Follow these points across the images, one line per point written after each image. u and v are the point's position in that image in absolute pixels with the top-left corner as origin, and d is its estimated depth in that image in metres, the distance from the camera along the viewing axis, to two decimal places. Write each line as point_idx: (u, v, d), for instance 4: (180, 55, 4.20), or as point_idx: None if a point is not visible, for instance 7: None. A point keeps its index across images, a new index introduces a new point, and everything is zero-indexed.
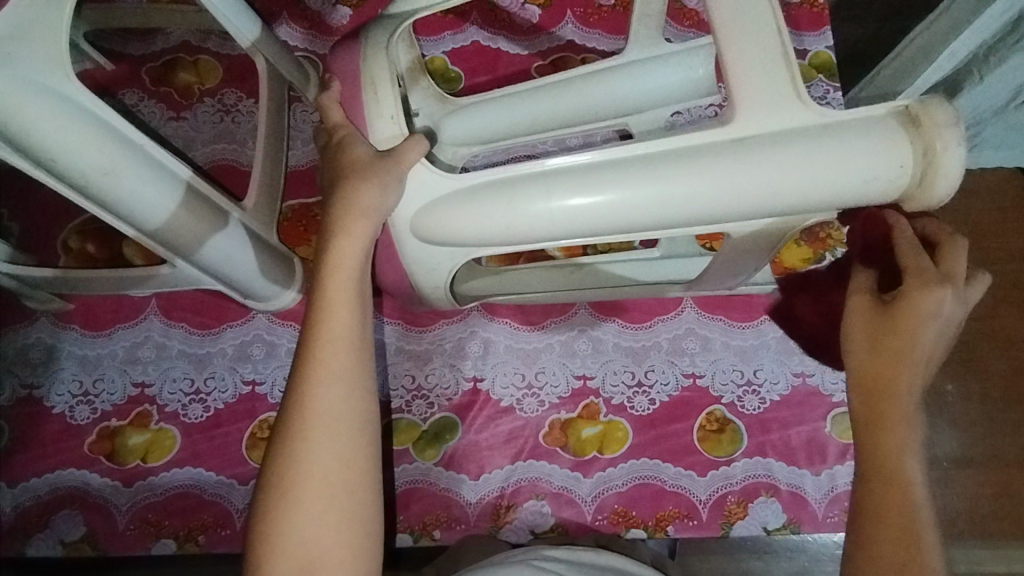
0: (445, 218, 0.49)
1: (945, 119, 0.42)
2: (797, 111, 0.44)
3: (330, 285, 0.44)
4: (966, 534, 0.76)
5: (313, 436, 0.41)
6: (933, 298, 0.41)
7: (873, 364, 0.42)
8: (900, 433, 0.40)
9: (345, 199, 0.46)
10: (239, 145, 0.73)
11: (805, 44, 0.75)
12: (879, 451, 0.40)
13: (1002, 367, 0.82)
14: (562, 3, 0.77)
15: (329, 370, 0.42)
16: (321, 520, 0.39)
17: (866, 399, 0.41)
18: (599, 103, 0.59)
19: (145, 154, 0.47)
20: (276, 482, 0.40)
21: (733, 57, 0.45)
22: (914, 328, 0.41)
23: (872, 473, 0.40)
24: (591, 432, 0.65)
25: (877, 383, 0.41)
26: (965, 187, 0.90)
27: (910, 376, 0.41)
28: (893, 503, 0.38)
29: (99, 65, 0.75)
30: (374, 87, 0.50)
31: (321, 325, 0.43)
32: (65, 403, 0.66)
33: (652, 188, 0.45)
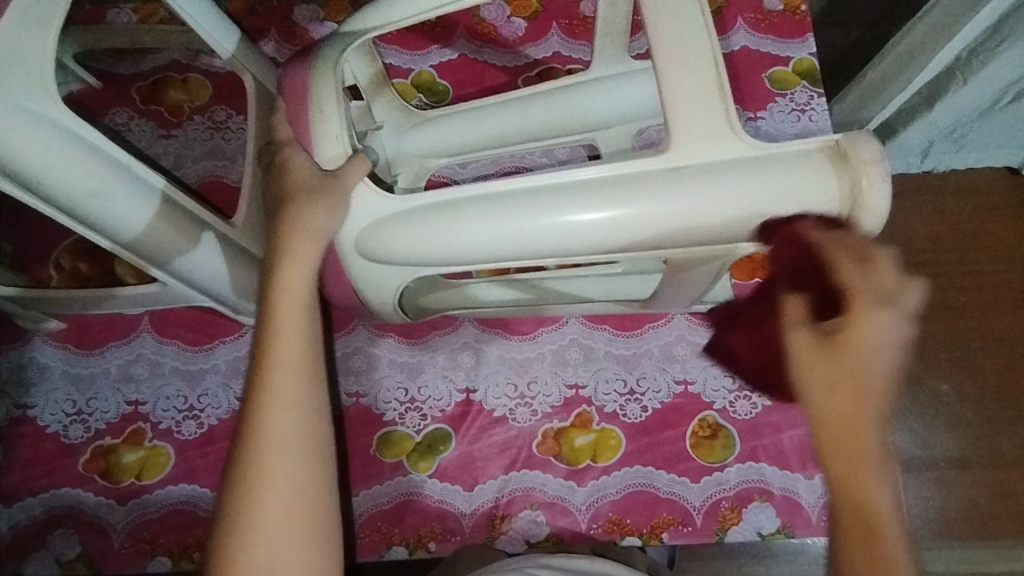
0: (386, 240, 0.50)
1: (870, 156, 0.44)
2: (730, 141, 0.45)
3: (280, 314, 0.45)
4: (963, 533, 0.77)
5: (265, 466, 0.40)
6: (872, 320, 0.34)
7: (836, 408, 0.34)
8: (868, 477, 0.32)
9: (292, 220, 0.47)
10: (230, 162, 0.74)
11: (788, 51, 0.76)
12: (849, 501, 0.33)
13: (994, 367, 0.83)
14: (547, 15, 0.78)
15: (278, 399, 0.42)
16: (274, 550, 0.39)
17: (833, 449, 0.33)
18: (565, 117, 0.63)
19: (132, 176, 0.48)
20: (231, 516, 0.40)
21: (674, 85, 0.46)
22: (867, 356, 0.34)
23: (844, 521, 0.33)
24: (584, 440, 0.65)
25: (841, 426, 0.33)
26: (955, 187, 0.91)
27: (875, 411, 0.33)
28: (874, 564, 0.31)
29: (90, 86, 0.76)
30: (320, 106, 0.51)
31: (271, 354, 0.43)
32: (58, 423, 0.67)
33: (614, 215, 0.46)
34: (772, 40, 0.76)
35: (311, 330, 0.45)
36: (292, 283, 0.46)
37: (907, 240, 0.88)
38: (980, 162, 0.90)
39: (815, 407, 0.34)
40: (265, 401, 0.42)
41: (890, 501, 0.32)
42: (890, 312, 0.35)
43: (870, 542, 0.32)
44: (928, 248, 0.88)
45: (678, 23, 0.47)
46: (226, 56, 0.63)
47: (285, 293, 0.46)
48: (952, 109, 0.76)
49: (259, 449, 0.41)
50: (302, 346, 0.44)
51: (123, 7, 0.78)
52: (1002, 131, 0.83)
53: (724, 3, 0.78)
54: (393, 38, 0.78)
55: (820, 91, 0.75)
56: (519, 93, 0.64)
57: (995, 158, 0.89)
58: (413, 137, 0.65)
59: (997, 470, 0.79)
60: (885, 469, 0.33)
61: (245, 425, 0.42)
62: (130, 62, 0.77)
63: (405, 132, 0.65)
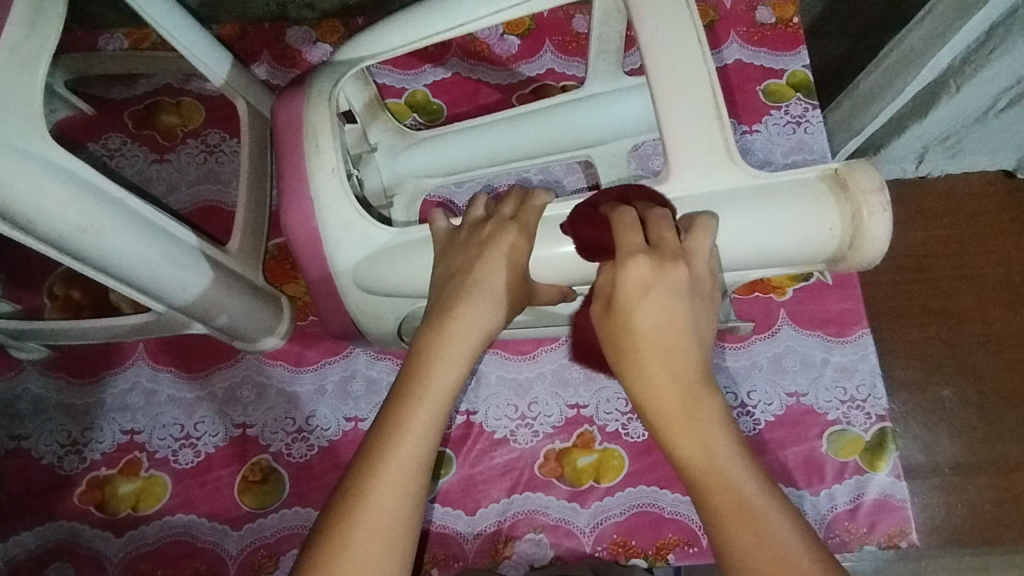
0: (383, 271, 0.51)
1: (872, 184, 0.45)
2: (728, 171, 0.46)
3: (464, 316, 0.45)
4: (972, 542, 0.76)
5: (395, 458, 0.41)
6: (630, 273, 0.39)
7: (657, 391, 0.38)
8: (704, 434, 0.37)
9: (517, 242, 0.47)
10: (224, 185, 0.73)
11: (781, 63, 0.76)
12: (698, 474, 0.36)
13: (997, 374, 0.82)
14: (539, 32, 0.78)
15: (433, 398, 0.43)
16: (381, 542, 0.40)
17: (673, 432, 0.37)
18: (561, 136, 0.62)
19: (123, 207, 0.47)
20: (355, 491, 0.41)
21: (668, 109, 0.46)
22: (664, 307, 0.38)
23: (695, 483, 0.36)
24: (586, 461, 0.65)
25: (670, 399, 0.37)
26: (951, 193, 0.90)
27: (695, 373, 0.38)
28: (728, 521, 0.35)
29: (82, 111, 0.75)
30: (316, 139, 0.52)
31: (436, 348, 0.44)
32: (53, 454, 0.66)
33: (613, 244, 0.47)
34: (766, 53, 0.76)
35: (482, 340, 0.45)
36: (494, 286, 0.46)
37: (906, 247, 0.88)
38: (975, 167, 0.89)
39: (635, 385, 0.38)
40: (421, 394, 0.43)
41: (734, 454, 0.36)
42: (679, 271, 0.39)
43: (728, 502, 0.35)
44: (928, 254, 0.87)
45: (673, 47, 0.47)
46: (218, 82, 0.63)
47: (491, 295, 0.46)
48: (946, 117, 0.76)
49: (400, 438, 0.42)
50: (465, 356, 0.45)
51: (115, 32, 0.78)
52: (996, 137, 0.83)
53: (716, 16, 0.78)
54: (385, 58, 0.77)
55: (815, 103, 0.74)
56: (511, 112, 0.64)
57: (990, 163, 0.89)
58: (407, 158, 0.65)
59: (1003, 478, 0.78)
60: (719, 429, 0.37)
61: (396, 408, 0.43)
62: (122, 87, 0.77)
63: (398, 154, 0.65)
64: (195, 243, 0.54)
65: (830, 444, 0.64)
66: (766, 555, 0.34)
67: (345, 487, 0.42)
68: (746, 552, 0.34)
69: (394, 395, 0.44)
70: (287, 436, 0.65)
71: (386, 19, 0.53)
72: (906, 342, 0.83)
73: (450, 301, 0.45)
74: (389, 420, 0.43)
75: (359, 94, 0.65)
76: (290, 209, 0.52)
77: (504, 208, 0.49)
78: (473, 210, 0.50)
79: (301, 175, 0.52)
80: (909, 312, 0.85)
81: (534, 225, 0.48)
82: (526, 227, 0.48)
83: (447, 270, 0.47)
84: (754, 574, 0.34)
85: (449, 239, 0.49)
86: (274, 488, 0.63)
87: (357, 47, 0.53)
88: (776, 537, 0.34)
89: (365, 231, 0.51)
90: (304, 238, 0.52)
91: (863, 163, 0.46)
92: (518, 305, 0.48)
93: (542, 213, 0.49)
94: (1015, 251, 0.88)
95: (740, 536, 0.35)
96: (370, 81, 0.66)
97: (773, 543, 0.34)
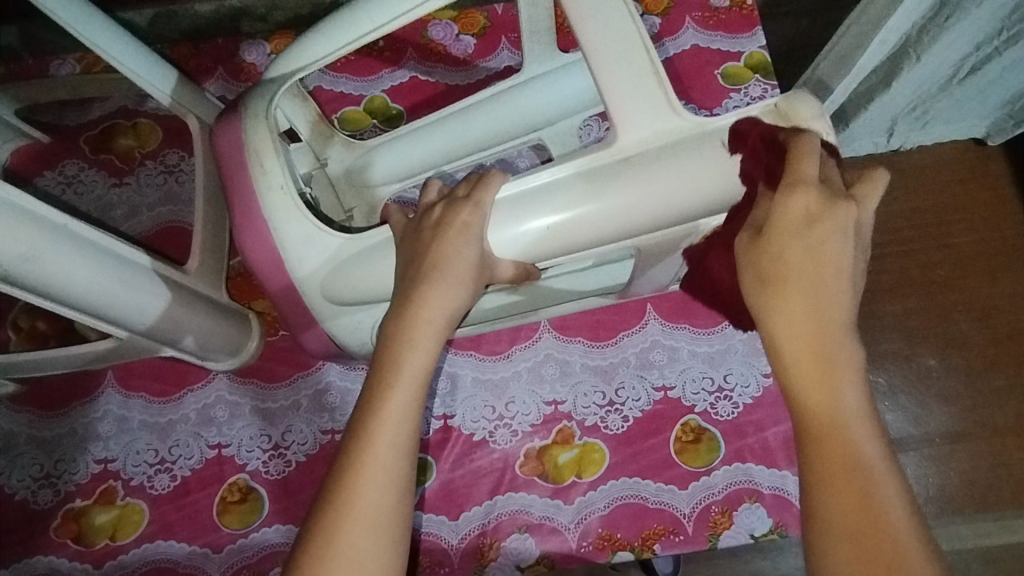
0: (348, 278, 0.50)
1: (812, 112, 0.46)
2: (673, 122, 0.46)
3: (427, 300, 0.46)
4: (968, 509, 0.76)
5: (376, 445, 0.42)
6: (796, 202, 0.40)
7: (797, 342, 0.39)
8: (835, 383, 0.38)
9: (467, 223, 0.47)
10: (185, 206, 0.72)
11: (737, 46, 0.75)
12: (813, 409, 0.38)
13: (979, 338, 0.82)
14: (495, 30, 0.77)
15: (406, 384, 0.44)
16: (371, 530, 0.40)
17: (802, 380, 0.39)
18: (509, 120, 0.62)
19: (67, 232, 0.46)
20: (339, 484, 0.41)
21: (610, 82, 0.46)
22: (829, 261, 0.40)
23: (811, 428, 0.38)
24: (567, 456, 0.64)
25: (808, 349, 0.39)
26: (920, 163, 0.91)
27: (839, 328, 0.39)
28: (841, 476, 0.36)
29: (36, 140, 0.75)
30: (257, 153, 0.51)
31: (403, 334, 0.45)
32: (27, 489, 0.65)
33: (570, 220, 0.46)
34: (722, 36, 0.76)
35: (445, 322, 0.46)
36: (451, 267, 0.46)
37: (875, 220, 0.88)
38: (944, 136, 0.89)
39: (764, 311, 0.41)
40: (394, 380, 0.44)
41: (860, 415, 0.38)
42: (845, 208, 0.40)
43: (841, 450, 0.37)
44: (898, 225, 0.88)
45: (597, 15, 0.46)
46: (165, 100, 0.63)
47: (449, 278, 0.46)
48: (910, 87, 0.75)
49: (377, 426, 0.42)
50: (432, 341, 0.46)
51: (67, 57, 0.77)
52: (964, 105, 0.82)
53: (669, 4, 0.78)
54: (342, 65, 0.77)
55: (774, 83, 0.74)
56: (465, 102, 0.63)
57: (962, 132, 0.89)
58: (362, 167, 0.64)
59: (995, 443, 0.78)
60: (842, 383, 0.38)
61: (370, 399, 0.44)
62: (77, 112, 0.76)
63: (351, 165, 0.64)
64: (147, 264, 0.54)
65: None
66: (864, 507, 0.36)
67: (329, 481, 0.42)
68: (844, 501, 0.36)
69: (367, 390, 0.45)
70: (263, 454, 0.64)
71: (326, 21, 0.52)
72: (886, 313, 0.84)
73: (409, 288, 0.46)
74: (364, 411, 0.43)
75: (298, 112, 0.62)
76: (245, 223, 0.51)
77: (458, 191, 0.49)
78: (427, 196, 0.51)
79: (253, 190, 0.51)
80: (887, 284, 0.85)
81: (491, 202, 0.47)
82: (481, 206, 0.47)
83: (405, 259, 0.48)
84: (852, 539, 0.35)
85: (407, 226, 0.49)
86: (253, 507, 0.62)
87: (297, 58, 0.53)
88: (886, 503, 0.36)
89: (318, 243, 0.51)
90: (261, 250, 0.51)
91: (800, 93, 0.46)
92: (479, 286, 0.48)
93: (497, 195, 0.47)
94: (986, 214, 0.88)
95: (843, 491, 0.36)
96: (305, 96, 0.63)
97: (873, 503, 0.36)
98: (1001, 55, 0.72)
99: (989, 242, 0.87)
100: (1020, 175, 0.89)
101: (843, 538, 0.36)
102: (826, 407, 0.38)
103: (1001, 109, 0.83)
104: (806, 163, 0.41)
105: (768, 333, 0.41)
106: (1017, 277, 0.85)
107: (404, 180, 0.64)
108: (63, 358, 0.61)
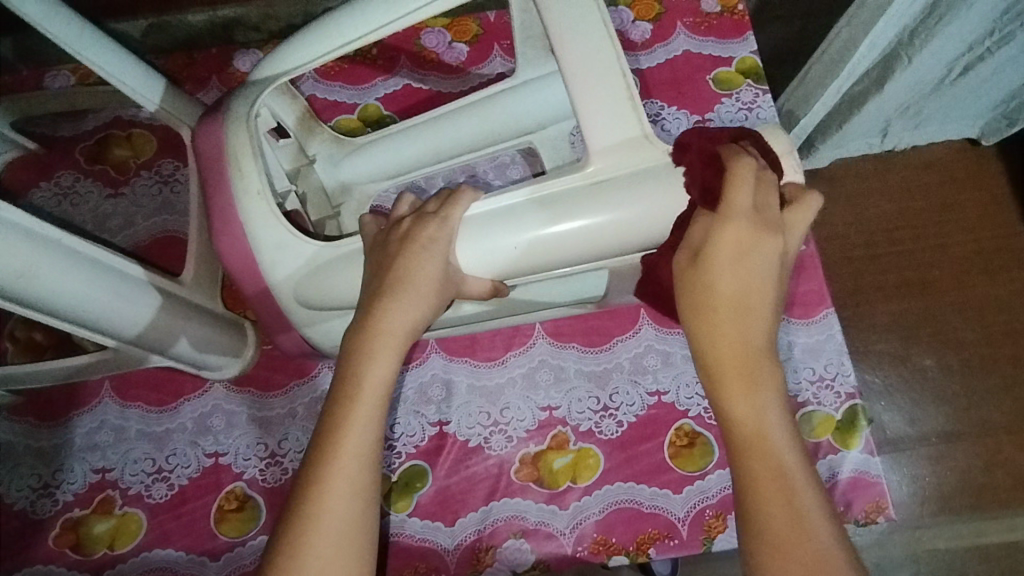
0: (324, 283, 0.50)
1: (781, 147, 0.45)
2: (645, 148, 0.46)
3: (391, 313, 0.46)
4: (964, 508, 0.77)
5: (339, 458, 0.43)
6: (727, 232, 0.41)
7: (723, 352, 0.41)
8: (759, 397, 0.41)
9: (430, 239, 0.47)
10: (180, 215, 0.73)
11: (727, 52, 0.76)
12: (737, 422, 0.41)
13: (972, 337, 0.83)
14: (487, 37, 0.78)
15: (369, 395, 0.45)
16: (337, 539, 0.42)
17: (721, 389, 0.42)
18: (499, 125, 0.62)
19: (61, 246, 0.47)
20: (306, 495, 0.43)
21: (590, 94, 0.46)
22: (756, 278, 0.42)
23: (738, 439, 0.41)
24: (562, 462, 0.64)
25: (735, 360, 0.41)
26: (912, 164, 0.91)
27: (764, 345, 0.42)
28: (769, 490, 0.39)
29: (29, 150, 0.75)
30: (239, 165, 0.52)
31: (365, 347, 0.46)
32: (25, 499, 0.65)
33: (543, 238, 0.46)
34: (713, 42, 0.76)
35: (408, 335, 0.47)
36: (415, 281, 0.47)
37: (868, 219, 0.89)
38: (937, 136, 0.89)
39: (699, 330, 0.42)
40: (356, 392, 0.45)
41: (780, 426, 0.41)
42: (774, 238, 0.42)
43: (768, 462, 0.39)
44: (891, 226, 0.88)
45: (576, 29, 0.47)
46: (153, 108, 0.64)
47: (414, 292, 0.47)
48: (900, 90, 0.75)
49: (342, 438, 0.44)
50: (394, 352, 0.46)
51: (61, 68, 0.77)
52: (955, 106, 0.82)
53: (661, 10, 0.78)
54: (336, 74, 0.77)
55: (766, 88, 0.74)
56: (459, 103, 0.64)
57: (954, 133, 0.89)
58: (348, 166, 0.65)
59: (989, 441, 0.79)
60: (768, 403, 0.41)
61: (334, 409, 0.45)
62: (72, 123, 0.77)
63: (338, 163, 0.65)
64: (139, 274, 0.54)
65: (803, 425, 0.64)
66: (790, 515, 0.39)
67: (298, 493, 0.43)
68: (773, 509, 0.39)
69: (330, 403, 0.45)
70: (259, 462, 0.64)
71: (319, 21, 0.53)
72: (880, 314, 0.84)
73: (373, 299, 0.47)
74: (329, 423, 0.45)
75: (288, 109, 0.64)
76: (239, 235, 0.52)
77: (428, 205, 0.49)
78: (399, 208, 0.51)
79: (247, 204, 0.52)
80: (882, 285, 0.85)
81: (459, 220, 0.47)
82: (448, 221, 0.47)
83: (372, 270, 0.48)
84: (780, 546, 0.38)
85: (377, 236, 0.50)
86: (250, 515, 0.63)
87: (282, 58, 0.53)
88: (808, 510, 0.39)
89: (304, 252, 0.51)
90: (256, 262, 0.52)
91: (772, 131, 0.47)
92: (443, 300, 0.48)
93: (467, 212, 0.48)
94: (980, 214, 0.89)
95: (770, 502, 0.39)
96: (294, 93, 0.65)
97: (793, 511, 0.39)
98: (992, 56, 0.72)
99: (982, 242, 0.87)
100: (1013, 177, 0.90)
101: (773, 546, 0.38)
102: (754, 426, 0.40)
103: (993, 110, 0.84)
104: (740, 194, 0.42)
105: (696, 341, 0.43)
106: (1010, 277, 0.85)
107: (389, 180, 0.65)
108: (48, 371, 0.62)
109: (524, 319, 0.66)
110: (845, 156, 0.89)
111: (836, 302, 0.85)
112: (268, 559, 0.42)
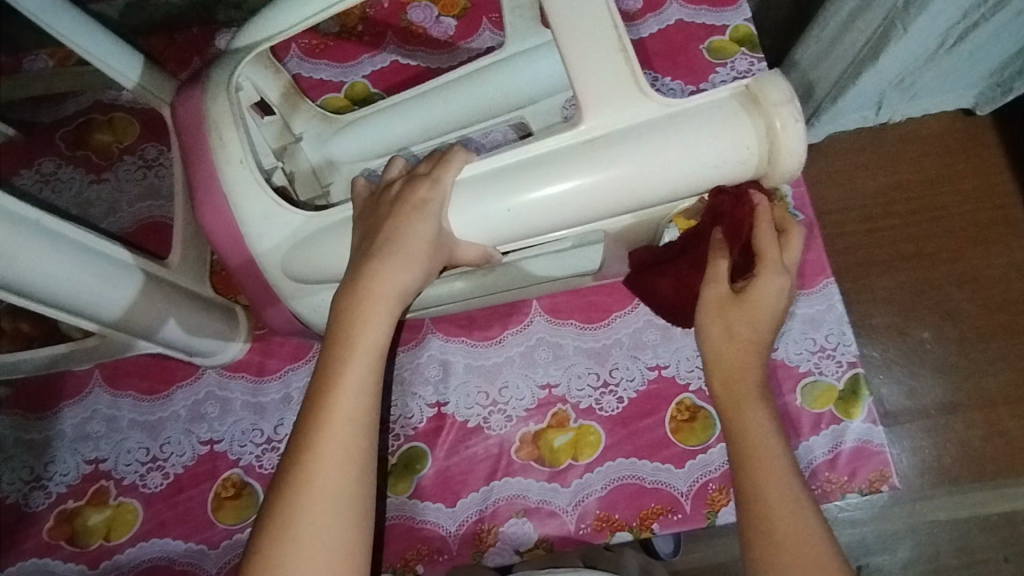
0: (314, 257, 0.49)
1: (780, 97, 0.43)
2: (640, 104, 0.44)
3: (381, 276, 0.45)
4: (965, 478, 0.77)
5: (333, 424, 0.42)
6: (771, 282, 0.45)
7: (727, 354, 0.46)
8: (754, 405, 0.45)
9: (420, 200, 0.46)
10: (166, 200, 0.71)
11: (721, 20, 0.74)
12: (742, 426, 0.45)
13: (971, 308, 0.82)
14: (476, 11, 0.76)
15: (361, 358, 0.44)
16: (332, 506, 0.41)
17: (724, 384, 0.46)
18: (490, 98, 0.60)
19: (38, 227, 0.46)
20: (297, 464, 0.42)
21: (581, 58, 0.45)
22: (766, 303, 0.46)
23: (738, 442, 0.45)
24: (562, 440, 0.64)
25: (732, 368, 0.46)
26: (908, 134, 0.90)
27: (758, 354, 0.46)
28: (770, 490, 0.43)
29: (8, 137, 0.73)
30: (223, 143, 0.50)
31: (355, 311, 0.45)
32: (18, 492, 0.64)
33: (536, 201, 0.45)
34: (707, 10, 0.75)
35: (400, 299, 0.46)
36: (407, 244, 0.46)
37: (865, 190, 0.88)
38: (934, 106, 0.88)
39: (705, 345, 0.47)
40: (348, 357, 0.44)
41: (773, 431, 0.45)
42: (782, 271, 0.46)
43: (765, 465, 0.43)
44: (889, 197, 0.87)
45: None
46: (132, 86, 0.62)
47: (405, 254, 0.46)
48: (898, 59, 0.73)
49: (336, 402, 0.43)
50: (384, 316, 0.45)
51: (39, 52, 0.75)
52: (952, 76, 0.81)
53: None
54: (322, 52, 0.76)
55: (761, 56, 0.73)
56: (446, 77, 0.62)
57: (950, 103, 0.88)
58: (336, 142, 0.62)
59: (990, 411, 0.79)
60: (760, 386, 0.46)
61: (326, 374, 0.44)
62: (52, 108, 0.75)
63: (326, 141, 0.63)
64: (122, 256, 0.53)
65: (804, 396, 0.63)
66: (789, 507, 0.42)
67: (288, 458, 0.42)
68: (776, 507, 0.42)
69: (322, 370, 0.45)
70: (256, 448, 0.63)
71: None
72: (879, 286, 0.83)
73: (363, 262, 0.46)
74: (319, 391, 0.44)
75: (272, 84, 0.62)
76: (225, 216, 0.50)
77: (419, 168, 0.49)
78: (389, 175, 0.51)
79: (231, 184, 0.50)
80: (880, 256, 0.84)
81: (451, 181, 0.46)
82: (440, 182, 0.46)
83: (360, 235, 0.47)
84: (777, 542, 0.41)
85: (366, 202, 0.49)
86: (248, 502, 0.62)
87: (261, 29, 0.52)
88: (801, 511, 0.42)
89: (293, 230, 0.50)
90: (244, 243, 0.51)
91: (772, 77, 0.44)
92: (435, 265, 0.47)
93: (459, 174, 0.47)
94: (977, 184, 0.88)
95: (767, 498, 0.42)
96: (279, 68, 0.63)
97: (780, 489, 0.43)
98: (987, 24, 0.71)
99: (980, 212, 0.86)
100: (1009, 144, 0.89)
101: (772, 540, 0.41)
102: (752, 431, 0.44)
103: (988, 78, 0.83)
104: (767, 277, 0.45)
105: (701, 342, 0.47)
106: (1010, 246, 0.84)
107: (378, 159, 0.62)
108: (19, 362, 0.61)
109: (521, 294, 0.65)
110: (842, 127, 0.88)
111: (834, 275, 0.84)
112: (262, 528, 0.41)
